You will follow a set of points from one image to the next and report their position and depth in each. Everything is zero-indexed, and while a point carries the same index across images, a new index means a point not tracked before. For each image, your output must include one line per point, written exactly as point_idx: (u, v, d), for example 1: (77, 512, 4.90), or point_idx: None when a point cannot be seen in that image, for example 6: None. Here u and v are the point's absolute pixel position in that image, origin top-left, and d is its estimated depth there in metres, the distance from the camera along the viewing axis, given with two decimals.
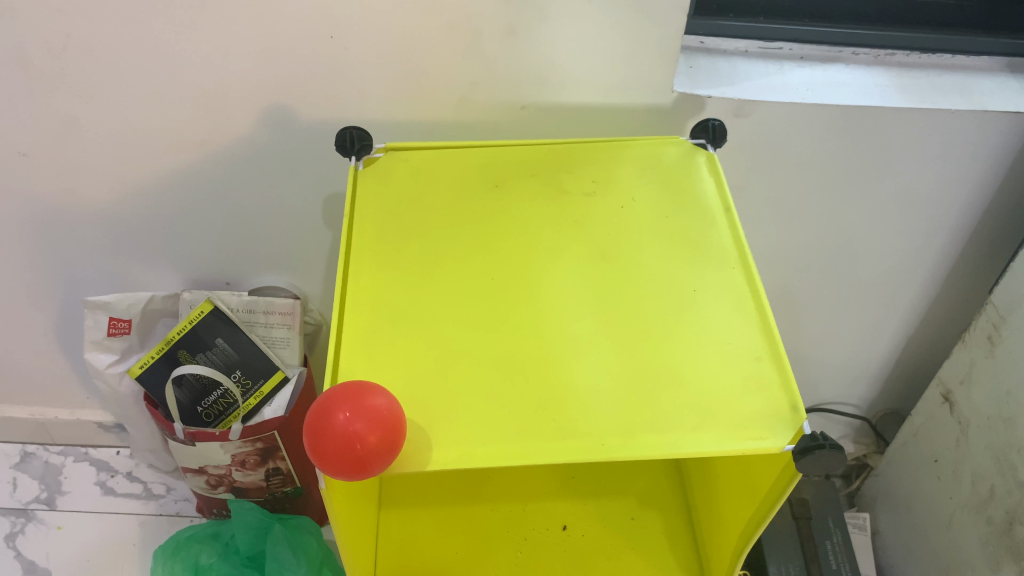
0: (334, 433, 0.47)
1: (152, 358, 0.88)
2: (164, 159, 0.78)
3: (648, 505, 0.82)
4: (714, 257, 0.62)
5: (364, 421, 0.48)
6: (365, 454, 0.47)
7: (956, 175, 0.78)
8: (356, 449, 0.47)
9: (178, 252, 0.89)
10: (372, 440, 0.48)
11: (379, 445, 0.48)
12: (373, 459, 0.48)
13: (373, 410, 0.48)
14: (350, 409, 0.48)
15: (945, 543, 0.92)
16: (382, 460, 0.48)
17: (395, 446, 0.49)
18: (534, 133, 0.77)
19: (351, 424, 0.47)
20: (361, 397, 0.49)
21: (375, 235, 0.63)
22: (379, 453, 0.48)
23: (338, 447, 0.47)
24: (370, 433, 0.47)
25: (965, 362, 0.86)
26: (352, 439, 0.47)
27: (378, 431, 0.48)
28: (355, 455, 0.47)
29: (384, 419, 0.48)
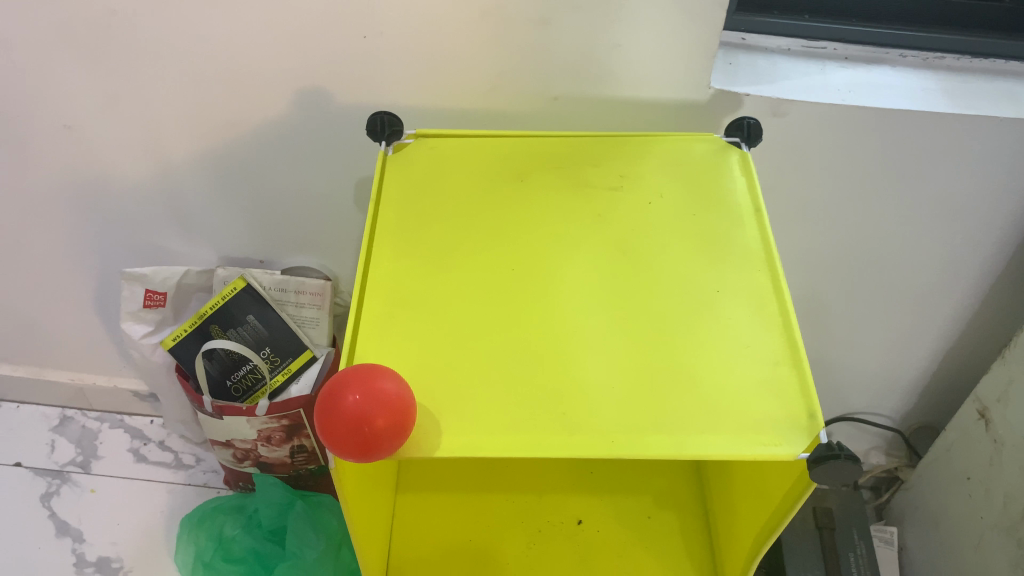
0: (344, 414, 0.48)
1: (184, 330, 0.90)
2: (200, 137, 0.79)
3: (664, 505, 0.81)
4: (739, 258, 0.61)
5: (373, 403, 0.48)
6: (372, 436, 0.48)
7: (1002, 186, 0.75)
8: (364, 431, 0.47)
9: (213, 228, 0.91)
10: (380, 423, 0.48)
11: (387, 428, 0.48)
12: (380, 442, 0.48)
13: (383, 393, 0.49)
14: (359, 391, 0.48)
15: (973, 563, 0.90)
16: (390, 443, 0.49)
17: (403, 431, 0.49)
18: (565, 125, 0.76)
19: (361, 406, 0.48)
20: (371, 380, 0.49)
21: (398, 220, 0.63)
22: (386, 436, 0.48)
23: (346, 428, 0.47)
24: (379, 415, 0.48)
25: (1003, 379, 0.83)
26: (361, 421, 0.47)
27: (387, 414, 0.48)
28: (363, 436, 0.47)
29: (393, 402, 0.49)
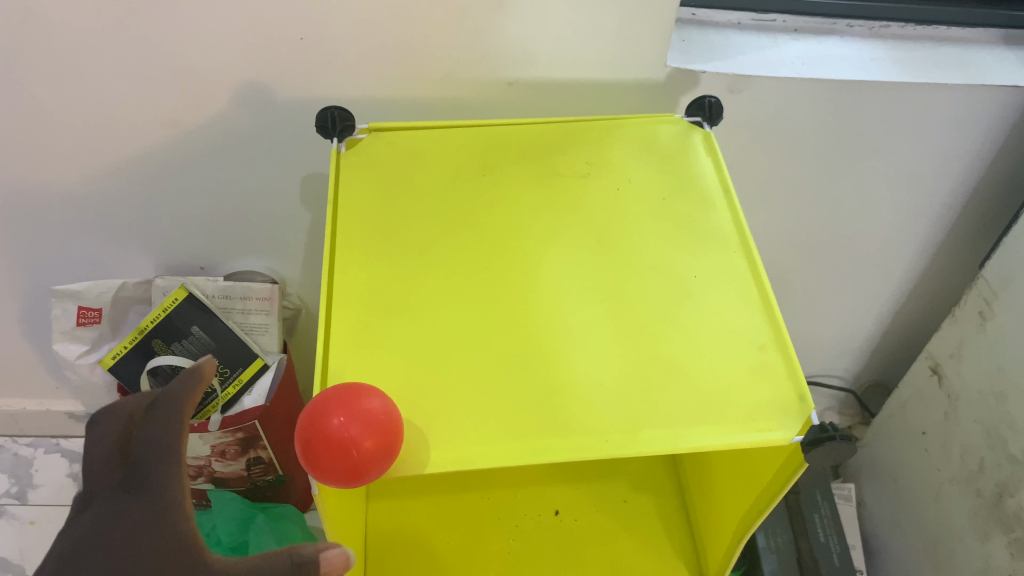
0: (330, 439, 0.45)
1: (123, 348, 0.84)
2: (135, 142, 0.73)
3: (641, 488, 0.80)
4: (714, 242, 0.60)
5: (359, 425, 0.45)
6: (361, 460, 0.45)
7: (951, 147, 0.77)
8: (353, 456, 0.45)
9: (149, 237, 0.85)
10: (368, 445, 0.45)
11: (375, 450, 0.45)
12: (369, 465, 0.45)
13: (369, 413, 0.46)
14: (344, 413, 0.46)
15: (932, 516, 0.92)
16: (379, 466, 0.46)
17: (392, 451, 0.47)
18: (522, 109, 0.74)
19: (346, 429, 0.45)
20: (356, 400, 0.46)
21: (364, 222, 0.60)
22: (375, 459, 0.46)
23: (333, 453, 0.45)
24: (367, 438, 0.45)
25: (954, 336, 0.86)
26: (348, 445, 0.45)
27: (375, 436, 0.45)
28: (351, 461, 0.45)
29: (380, 423, 0.46)
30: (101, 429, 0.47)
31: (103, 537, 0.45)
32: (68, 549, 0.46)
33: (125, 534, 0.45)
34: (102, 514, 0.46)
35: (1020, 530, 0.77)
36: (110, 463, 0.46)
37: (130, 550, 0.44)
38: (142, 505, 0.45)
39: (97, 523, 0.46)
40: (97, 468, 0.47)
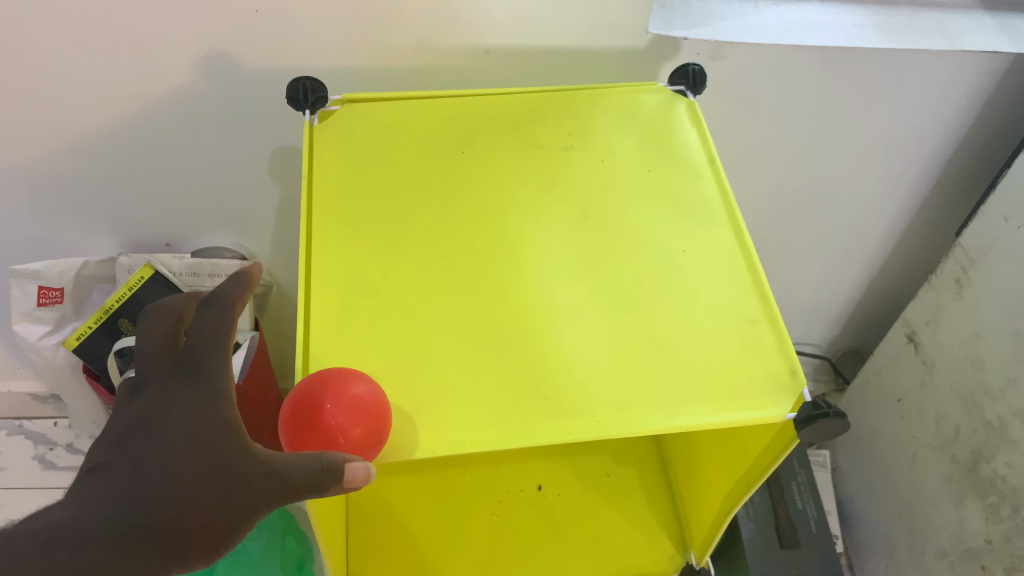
0: (317, 426, 0.44)
1: (89, 327, 0.81)
2: (94, 115, 0.70)
3: (623, 461, 0.80)
4: (700, 214, 0.59)
5: (346, 412, 0.43)
6: (349, 448, 0.44)
7: (930, 114, 0.77)
8: (340, 444, 0.43)
9: (111, 214, 0.82)
10: (356, 433, 0.44)
11: (364, 438, 0.44)
12: (358, 453, 0.44)
13: (356, 400, 0.44)
14: (330, 400, 0.44)
15: (907, 481, 0.94)
16: (369, 453, 0.45)
17: (384, 435, 0.45)
18: (501, 77, 0.72)
19: (333, 418, 0.43)
20: (342, 386, 0.44)
21: (339, 199, 0.58)
22: (364, 446, 0.44)
23: (322, 441, 0.44)
24: (354, 426, 0.43)
25: (932, 303, 0.87)
26: (335, 433, 0.43)
27: (363, 423, 0.44)
28: (339, 449, 0.43)
29: (368, 409, 0.44)
30: (150, 323, 0.44)
31: (159, 415, 0.40)
32: (120, 432, 0.41)
33: (181, 411, 0.40)
34: (157, 396, 0.41)
35: (994, 496, 0.78)
36: (161, 354, 0.43)
37: (190, 428, 0.40)
38: (193, 385, 0.41)
39: (150, 404, 0.41)
40: (149, 358, 0.43)
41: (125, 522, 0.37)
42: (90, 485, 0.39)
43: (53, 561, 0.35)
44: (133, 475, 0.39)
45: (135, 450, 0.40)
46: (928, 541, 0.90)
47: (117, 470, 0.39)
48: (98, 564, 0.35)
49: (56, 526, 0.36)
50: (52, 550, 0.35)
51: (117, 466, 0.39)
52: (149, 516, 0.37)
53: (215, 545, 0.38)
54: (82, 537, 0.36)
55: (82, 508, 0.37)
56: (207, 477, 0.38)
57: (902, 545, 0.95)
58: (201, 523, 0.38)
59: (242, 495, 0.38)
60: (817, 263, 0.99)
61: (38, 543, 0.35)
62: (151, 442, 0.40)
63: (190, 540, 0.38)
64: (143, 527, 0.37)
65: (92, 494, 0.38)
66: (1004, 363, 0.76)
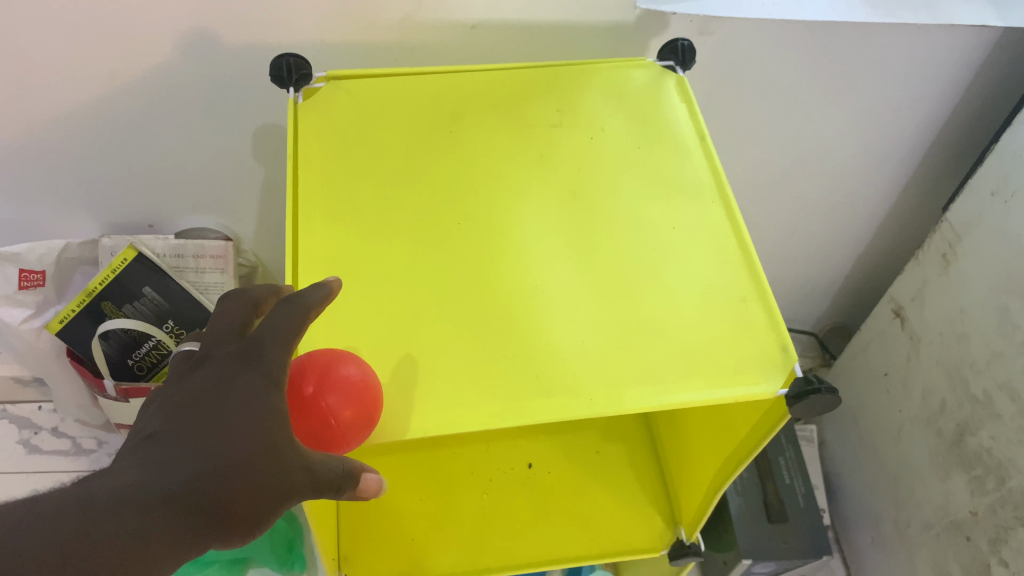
0: (306, 409, 0.43)
1: (72, 310, 0.79)
2: (72, 94, 0.68)
3: (612, 439, 0.80)
4: (690, 191, 0.59)
5: (337, 394, 0.43)
6: (339, 430, 0.43)
7: (917, 89, 0.77)
8: (331, 426, 0.43)
9: (92, 196, 0.81)
10: (347, 415, 0.43)
11: (354, 420, 0.44)
12: (348, 435, 0.44)
13: (347, 382, 0.44)
14: (319, 382, 0.43)
15: (893, 454, 0.95)
16: (358, 435, 0.44)
17: (373, 416, 0.45)
18: (487, 53, 0.71)
19: (323, 400, 0.43)
20: (332, 368, 0.44)
21: (326, 178, 0.57)
22: (354, 428, 0.44)
23: (311, 424, 0.43)
24: (345, 408, 0.43)
25: (918, 279, 0.87)
26: (326, 415, 0.43)
27: (353, 405, 0.43)
28: (330, 431, 0.43)
29: (358, 391, 0.44)
30: (227, 309, 0.44)
31: (217, 393, 0.38)
32: (175, 403, 0.38)
33: (239, 393, 0.38)
34: (216, 374, 0.39)
35: (979, 469, 0.79)
36: (232, 336, 0.42)
37: (248, 411, 0.38)
38: (254, 369, 0.39)
39: (209, 381, 0.39)
40: (219, 338, 0.42)
41: (179, 493, 0.35)
42: (145, 453, 0.36)
43: (110, 527, 0.32)
44: (189, 447, 0.36)
45: (194, 423, 0.37)
46: (913, 514, 0.91)
47: (173, 441, 0.36)
48: (152, 533, 0.33)
49: (113, 490, 0.33)
50: (110, 515, 0.32)
51: (173, 437, 0.37)
52: (204, 488, 0.35)
53: (254, 527, 0.37)
54: (139, 503, 0.33)
55: (139, 473, 0.35)
56: (258, 460, 0.37)
57: (888, 517, 0.97)
58: (249, 504, 0.36)
59: (284, 481, 0.37)
60: (803, 240, 0.99)
61: (95, 507, 0.32)
62: (209, 417, 0.37)
63: (235, 520, 0.36)
64: (196, 499, 0.35)
65: (147, 462, 0.35)
66: (990, 337, 0.76)
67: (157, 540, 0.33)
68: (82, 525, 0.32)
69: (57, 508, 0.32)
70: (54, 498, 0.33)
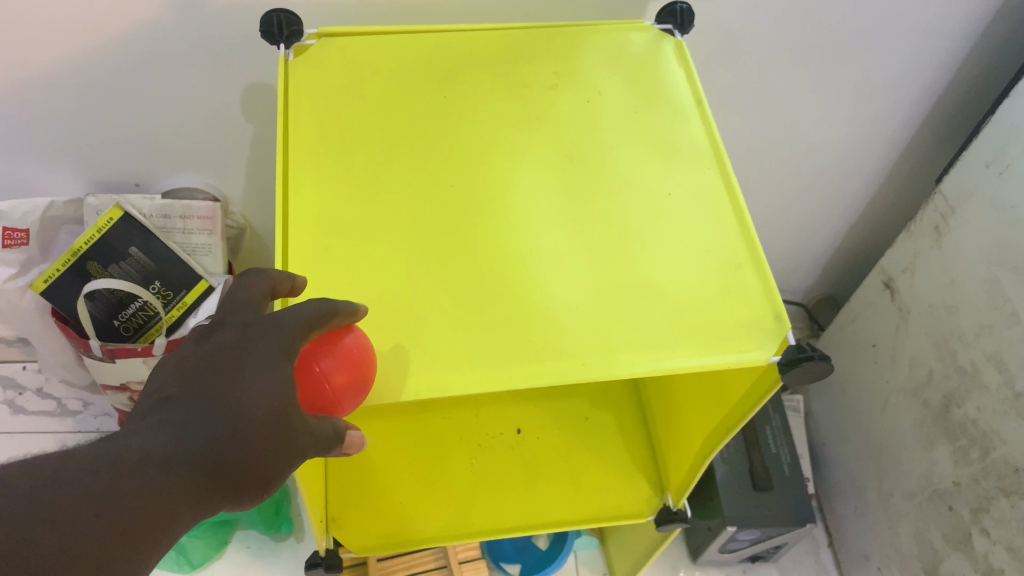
0: (298, 374, 0.42)
1: (57, 270, 0.78)
2: (53, 47, 0.66)
3: (601, 405, 0.80)
4: (686, 156, 0.59)
5: (330, 359, 0.42)
6: (333, 396, 0.42)
7: (916, 58, 0.76)
8: (325, 391, 0.42)
9: (77, 153, 0.79)
10: (340, 380, 0.42)
11: (347, 385, 0.42)
12: (341, 401, 0.43)
13: (341, 348, 0.43)
14: (313, 348, 0.42)
15: (879, 424, 0.96)
16: (350, 400, 0.43)
17: (364, 385, 0.44)
18: (483, 14, 0.70)
19: (316, 363, 0.42)
20: (326, 335, 0.43)
21: (318, 138, 0.56)
22: (347, 393, 0.43)
23: (304, 389, 0.42)
24: (338, 372, 0.42)
25: (909, 250, 0.87)
26: (319, 380, 0.41)
27: (347, 371, 0.42)
28: (324, 397, 0.42)
29: (352, 356, 0.43)
30: (250, 281, 0.43)
31: (235, 356, 0.37)
32: (193, 363, 0.37)
33: (257, 357, 0.37)
34: (233, 338, 0.38)
35: (964, 439, 0.80)
36: (250, 308, 0.42)
37: (265, 376, 0.36)
38: (273, 337, 0.38)
39: (227, 343, 0.38)
40: (237, 307, 0.42)
41: (197, 455, 0.34)
42: (162, 415, 0.35)
43: (134, 486, 0.32)
44: (207, 410, 0.35)
45: (212, 385, 0.36)
46: (897, 483, 0.92)
47: (191, 404, 0.36)
48: (172, 495, 0.33)
49: (137, 449, 0.33)
50: (134, 475, 0.33)
51: (191, 399, 0.36)
52: (220, 453, 0.34)
53: (264, 492, 0.36)
54: (160, 464, 0.33)
55: (158, 434, 0.34)
56: (273, 427, 0.36)
57: (872, 486, 0.98)
58: (262, 469, 0.36)
59: (295, 449, 0.37)
60: (795, 209, 0.99)
61: (121, 464, 0.33)
62: (226, 379, 0.36)
63: (248, 485, 0.35)
64: (213, 463, 0.34)
65: (164, 424, 0.35)
66: (979, 310, 0.77)
67: (176, 502, 0.33)
68: (108, 481, 0.32)
69: (84, 465, 0.32)
70: (82, 453, 0.33)
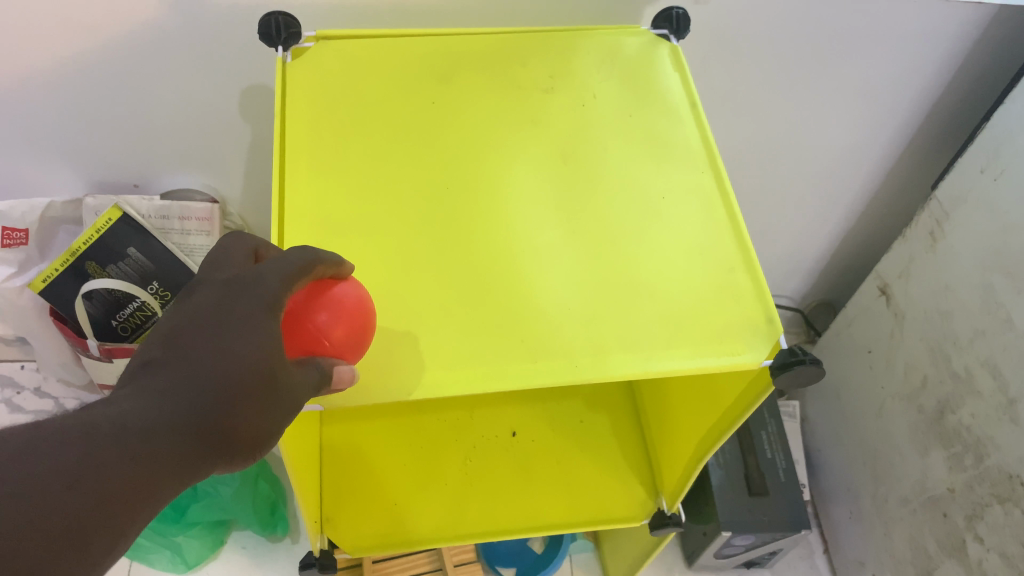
0: (296, 331, 0.42)
1: (55, 270, 0.77)
2: (51, 46, 0.66)
3: (596, 407, 0.80)
4: (680, 158, 0.59)
5: (327, 313, 0.42)
6: (333, 350, 0.42)
7: (912, 64, 0.76)
8: (324, 346, 0.42)
9: (76, 152, 0.79)
10: (339, 334, 0.42)
11: (346, 339, 0.43)
12: (342, 354, 0.43)
13: (337, 300, 0.43)
14: (310, 303, 0.42)
15: (874, 429, 0.96)
16: (350, 353, 0.44)
17: (361, 341, 0.44)
18: (478, 16, 0.70)
19: (313, 320, 0.42)
20: (320, 290, 0.43)
21: (314, 139, 0.57)
22: (347, 346, 0.43)
23: (304, 346, 0.42)
24: (336, 327, 0.42)
25: (904, 256, 0.87)
26: (318, 336, 0.42)
27: (343, 324, 0.42)
28: (324, 352, 0.42)
29: (348, 309, 0.43)
30: (230, 242, 0.43)
31: (216, 316, 0.37)
32: (169, 325, 0.37)
33: (239, 317, 0.37)
34: (214, 297, 0.38)
35: (958, 445, 0.80)
36: (232, 262, 0.42)
37: (247, 335, 0.37)
38: (253, 295, 0.38)
39: (205, 302, 0.38)
40: (219, 263, 0.42)
41: (181, 422, 0.34)
42: (145, 380, 0.35)
43: (114, 455, 0.32)
44: (189, 373, 0.35)
45: (195, 347, 0.36)
46: (891, 488, 0.92)
47: (174, 368, 0.35)
48: (154, 462, 0.33)
49: (116, 417, 0.33)
50: (113, 443, 0.32)
51: (174, 364, 0.36)
52: (207, 418, 0.35)
53: (253, 451, 0.37)
54: (142, 430, 0.33)
55: (141, 400, 0.34)
56: (259, 386, 0.36)
57: (866, 491, 0.98)
58: (251, 429, 0.36)
59: (284, 405, 0.38)
60: (791, 215, 0.99)
61: (98, 434, 0.32)
62: (210, 342, 0.36)
63: (237, 446, 0.36)
64: (198, 426, 0.35)
65: (147, 389, 0.35)
66: (973, 315, 0.77)
67: (162, 469, 0.33)
68: (86, 451, 0.32)
69: (61, 439, 0.32)
70: (54, 424, 0.32)
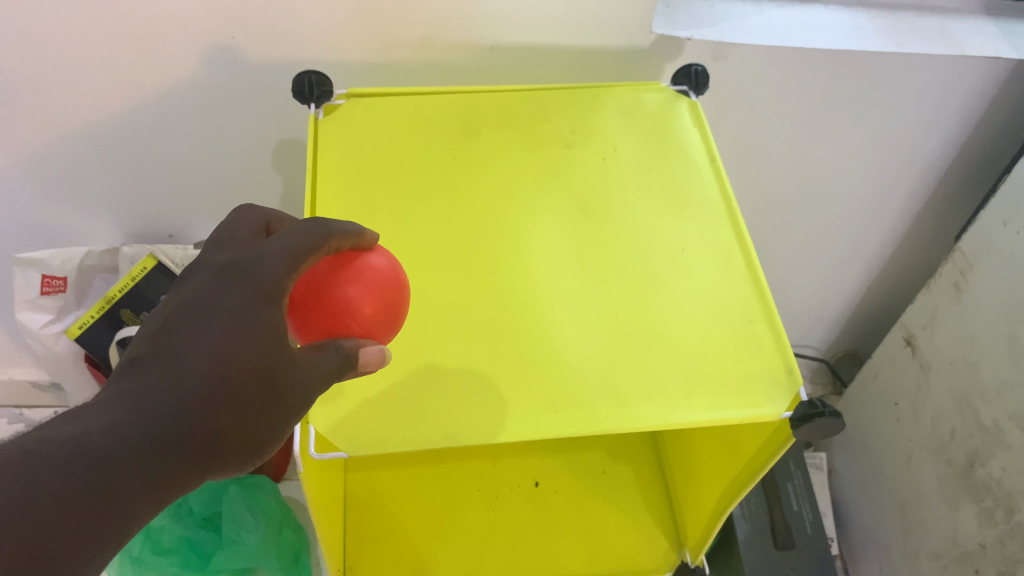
0: (325, 305, 0.42)
1: (92, 317, 0.80)
2: (95, 103, 0.69)
3: (619, 458, 0.80)
4: (700, 210, 0.60)
5: (358, 290, 0.43)
6: (363, 326, 0.43)
7: (931, 117, 0.77)
8: (353, 323, 0.42)
9: (116, 203, 0.82)
10: (369, 311, 0.43)
11: (376, 316, 0.43)
12: (371, 331, 0.43)
13: (368, 277, 0.43)
14: (340, 278, 0.43)
15: (902, 481, 0.95)
16: (380, 330, 0.44)
17: (391, 320, 0.45)
18: (502, 74, 0.72)
19: (343, 295, 0.42)
20: (350, 266, 0.44)
21: (344, 191, 0.59)
22: (376, 323, 0.44)
23: (332, 321, 0.42)
24: (367, 303, 0.43)
25: (929, 306, 0.87)
26: (347, 312, 0.42)
27: (373, 300, 0.43)
28: (352, 329, 0.42)
29: (378, 285, 0.44)
30: (241, 218, 0.45)
31: (206, 309, 0.37)
32: (160, 322, 0.37)
33: (232, 311, 0.37)
34: (205, 287, 0.38)
35: (989, 499, 0.78)
36: (241, 241, 0.44)
37: (238, 331, 0.37)
38: (249, 282, 0.38)
39: (197, 296, 0.38)
40: (225, 244, 0.43)
41: (173, 420, 0.35)
42: (132, 381, 0.35)
43: (94, 469, 0.32)
44: (179, 371, 0.36)
45: (184, 346, 0.36)
46: (921, 543, 0.91)
47: (162, 368, 0.36)
48: (139, 471, 0.33)
49: (93, 430, 0.33)
50: (94, 458, 0.32)
51: (162, 364, 0.36)
52: (197, 419, 0.35)
53: (253, 450, 0.37)
54: (125, 440, 0.33)
55: (127, 404, 0.34)
56: (252, 385, 0.37)
57: (896, 545, 0.96)
58: (247, 429, 0.37)
59: (285, 401, 0.38)
60: (815, 265, 0.99)
61: (78, 450, 0.32)
62: (199, 340, 0.36)
63: (233, 446, 0.36)
64: (188, 429, 0.35)
65: (133, 391, 0.35)
66: (1000, 366, 0.76)
67: (152, 475, 0.34)
68: (62, 468, 0.31)
69: (52, 443, 0.32)
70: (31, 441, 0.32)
